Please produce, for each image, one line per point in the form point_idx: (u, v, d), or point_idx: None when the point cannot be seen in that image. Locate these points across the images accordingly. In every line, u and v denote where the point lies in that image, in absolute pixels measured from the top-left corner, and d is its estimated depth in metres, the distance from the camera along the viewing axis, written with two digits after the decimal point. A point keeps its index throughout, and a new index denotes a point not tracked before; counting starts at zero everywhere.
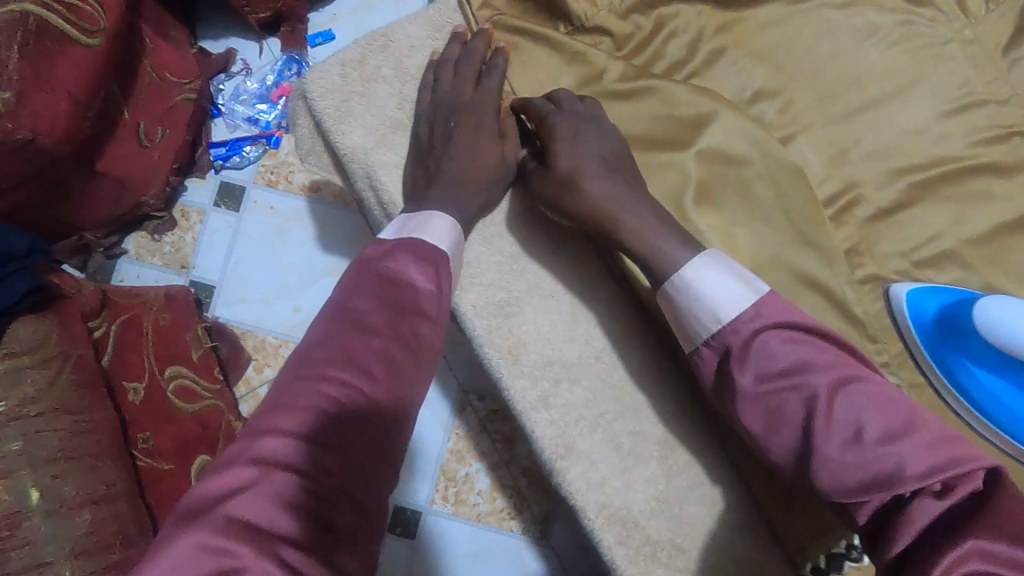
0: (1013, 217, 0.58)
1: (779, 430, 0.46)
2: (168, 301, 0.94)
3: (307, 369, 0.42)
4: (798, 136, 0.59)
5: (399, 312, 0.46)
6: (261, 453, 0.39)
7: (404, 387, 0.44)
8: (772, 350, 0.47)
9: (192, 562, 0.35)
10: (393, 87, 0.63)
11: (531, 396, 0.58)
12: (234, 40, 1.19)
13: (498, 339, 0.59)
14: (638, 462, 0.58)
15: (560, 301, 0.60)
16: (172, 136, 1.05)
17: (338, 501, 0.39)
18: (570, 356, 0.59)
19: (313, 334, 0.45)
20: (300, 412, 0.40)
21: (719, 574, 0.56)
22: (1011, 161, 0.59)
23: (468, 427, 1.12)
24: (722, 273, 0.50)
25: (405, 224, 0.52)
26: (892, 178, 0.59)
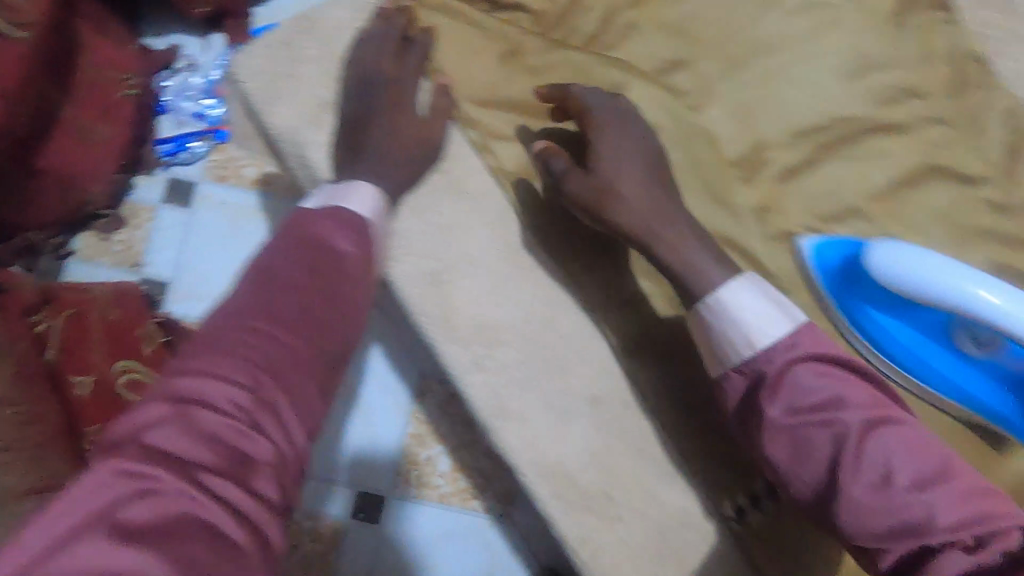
0: (910, 171, 0.62)
1: (805, 460, 0.48)
2: (117, 296, 0.92)
3: (229, 320, 0.44)
4: (708, 102, 0.63)
5: (319, 270, 0.48)
6: (180, 392, 0.40)
7: (325, 340, 0.46)
8: (804, 383, 0.49)
9: (109, 486, 0.36)
10: (320, 68, 0.64)
11: (465, 360, 0.61)
12: (177, 36, 1.18)
13: (431, 307, 0.61)
14: (569, 419, 0.61)
15: (490, 268, 0.62)
16: (115, 132, 1.04)
17: (257, 435, 0.40)
18: (501, 321, 0.62)
19: (236, 292, 0.46)
20: (220, 356, 0.42)
21: (648, 518, 0.60)
22: (909, 120, 0.63)
23: (428, 412, 1.09)
24: (758, 299, 0.52)
25: (331, 193, 0.54)
26: (798, 139, 0.62)
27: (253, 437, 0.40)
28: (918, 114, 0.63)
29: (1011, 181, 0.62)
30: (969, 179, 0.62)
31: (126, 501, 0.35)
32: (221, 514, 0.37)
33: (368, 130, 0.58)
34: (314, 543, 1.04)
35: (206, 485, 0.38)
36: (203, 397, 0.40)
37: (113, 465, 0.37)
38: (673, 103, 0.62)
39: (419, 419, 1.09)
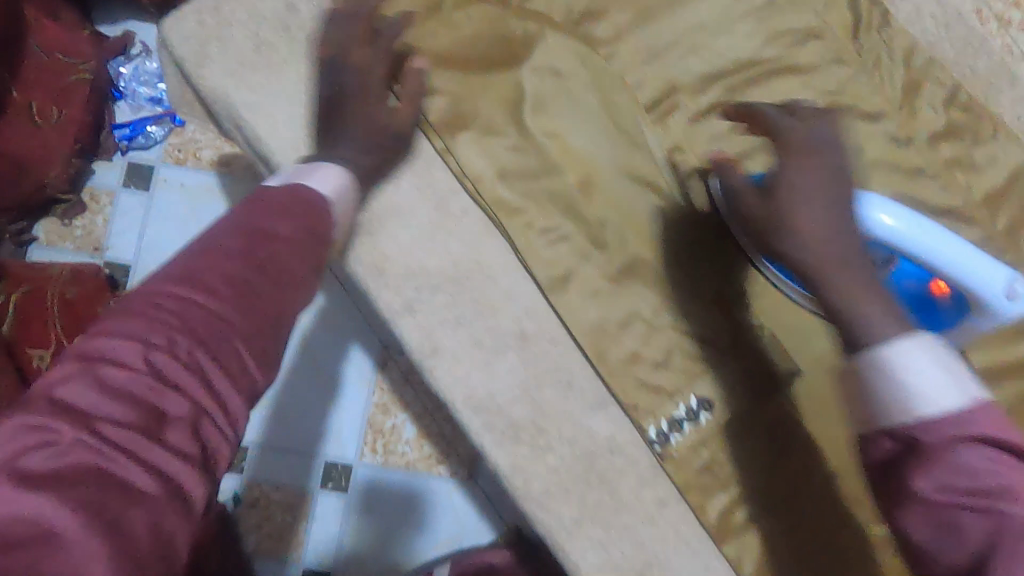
0: (815, 109, 0.66)
1: (948, 543, 0.42)
2: (74, 275, 0.95)
3: (153, 283, 0.43)
4: (622, 51, 0.66)
5: (260, 237, 0.46)
6: (94, 351, 0.39)
7: (259, 309, 0.44)
8: (967, 461, 0.41)
9: (10, 439, 0.35)
10: (249, 30, 0.66)
11: (397, 304, 0.63)
12: (131, 22, 1.20)
13: (362, 253, 0.63)
14: (499, 355, 0.63)
15: (419, 214, 0.64)
16: (71, 115, 1.06)
17: (174, 396, 0.39)
18: (431, 266, 0.64)
19: (173, 258, 0.45)
20: (137, 316, 0.40)
21: (577, 446, 0.63)
22: (812, 61, 0.66)
23: (391, 380, 1.16)
24: (930, 365, 0.44)
25: (294, 173, 0.55)
26: (707, 84, 0.66)
27: (168, 395, 0.39)
28: (821, 56, 0.66)
29: (909, 117, 0.66)
30: (870, 115, 0.65)
31: (25, 453, 0.35)
32: (130, 468, 0.37)
33: None
34: (286, 511, 1.12)
35: (111, 438, 0.37)
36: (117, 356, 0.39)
37: (18, 420, 0.36)
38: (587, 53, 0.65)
39: (383, 388, 1.17)
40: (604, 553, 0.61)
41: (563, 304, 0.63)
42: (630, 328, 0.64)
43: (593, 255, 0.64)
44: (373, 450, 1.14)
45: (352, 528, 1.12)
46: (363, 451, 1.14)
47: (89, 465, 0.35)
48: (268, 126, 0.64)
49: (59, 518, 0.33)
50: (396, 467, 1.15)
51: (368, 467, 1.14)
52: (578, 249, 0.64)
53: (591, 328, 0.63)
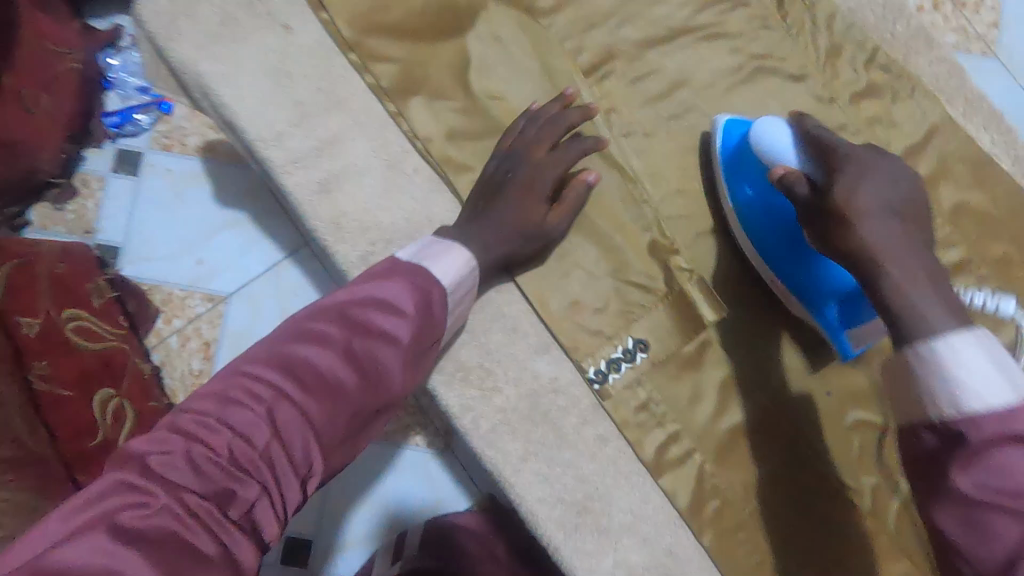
0: (739, 72, 0.71)
1: (979, 545, 0.45)
2: (63, 252, 1.02)
3: (248, 371, 0.54)
4: (562, 19, 0.71)
5: (347, 337, 0.57)
6: (188, 428, 0.50)
7: (334, 404, 0.55)
8: (1012, 462, 0.44)
9: (113, 493, 0.46)
10: (215, 5, 0.70)
11: (353, 257, 0.68)
12: (121, 17, 1.26)
13: (321, 212, 0.68)
14: None
15: (373, 175, 0.69)
16: (58, 103, 1.12)
17: (242, 478, 0.49)
18: (385, 222, 0.69)
19: (271, 344, 0.57)
20: (231, 407, 0.52)
21: (522, 387, 0.67)
22: (738, 28, 0.72)
23: None
24: (983, 359, 0.48)
25: (427, 249, 0.63)
26: (641, 50, 0.71)
27: (241, 478, 0.49)
28: (745, 23, 0.72)
29: (830, 78, 0.71)
30: (796, 77, 0.71)
31: (122, 509, 0.45)
32: (199, 534, 0.46)
33: None
34: None
35: (188, 505, 0.47)
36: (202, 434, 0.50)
37: (119, 478, 0.47)
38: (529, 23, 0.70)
39: None
40: (546, 485, 0.66)
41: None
42: (571, 276, 0.68)
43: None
44: None
45: (331, 498, 1.17)
46: None
47: (168, 526, 0.45)
48: (230, 92, 0.69)
49: (133, 568, 0.43)
50: (373, 439, 1.19)
51: None
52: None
53: (533, 277, 0.68)
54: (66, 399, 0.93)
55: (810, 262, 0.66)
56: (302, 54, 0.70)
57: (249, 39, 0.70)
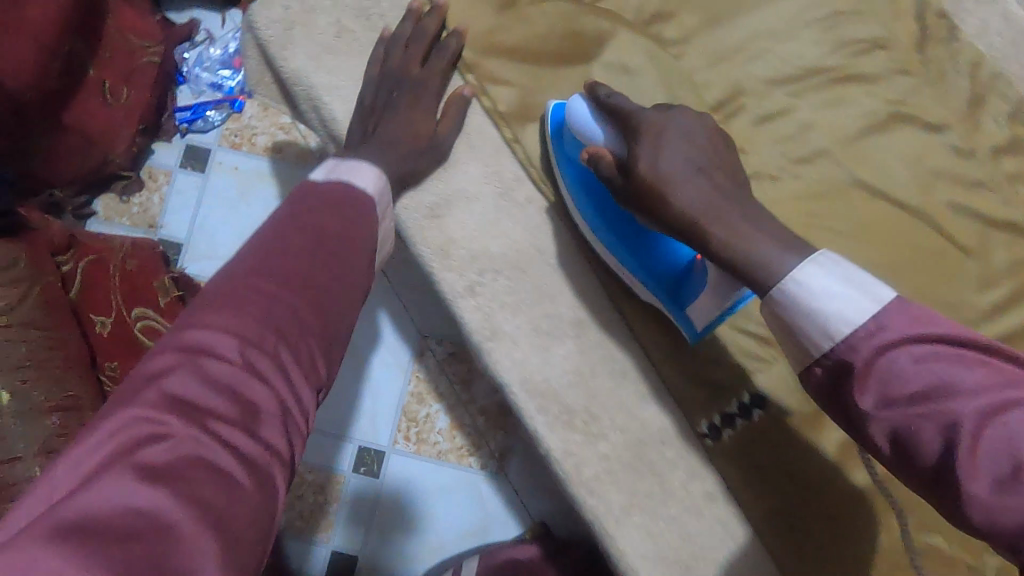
0: (875, 118, 0.67)
1: (915, 455, 0.41)
2: (134, 248, 0.98)
3: (232, 278, 0.49)
4: (689, 52, 0.68)
5: (320, 237, 0.53)
6: (193, 345, 0.45)
7: (330, 302, 0.52)
8: (902, 366, 0.41)
9: (129, 431, 0.40)
10: (332, 17, 0.69)
11: (459, 286, 0.67)
12: (197, 11, 1.24)
13: (429, 237, 0.67)
14: (555, 340, 0.65)
15: (483, 201, 0.67)
16: (138, 98, 1.10)
17: (262, 388, 0.45)
18: (494, 251, 0.67)
19: (243, 251, 0.52)
20: (222, 313, 0.46)
21: (628, 437, 0.64)
22: (876, 70, 0.67)
23: (427, 370, 1.18)
24: (831, 281, 0.46)
25: (336, 168, 0.60)
26: (771, 88, 0.67)
27: (250, 383, 0.44)
28: (885, 66, 0.67)
29: (970, 129, 0.67)
30: (934, 127, 0.67)
31: (144, 444, 0.39)
32: (230, 459, 0.41)
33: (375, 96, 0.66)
34: (318, 495, 1.14)
35: (220, 431, 0.42)
36: (210, 348, 0.44)
37: (134, 412, 0.41)
38: (657, 51, 0.67)
39: (419, 377, 1.18)
40: (649, 540, 0.63)
41: (620, 297, 0.66)
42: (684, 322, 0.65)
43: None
44: (406, 438, 1.16)
45: (382, 511, 1.15)
46: (396, 438, 1.16)
47: (203, 454, 0.40)
48: (344, 108, 0.67)
49: (167, 509, 0.37)
50: (427, 457, 1.16)
51: (400, 454, 1.16)
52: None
53: (646, 320, 0.66)
54: None
55: (643, 243, 0.63)
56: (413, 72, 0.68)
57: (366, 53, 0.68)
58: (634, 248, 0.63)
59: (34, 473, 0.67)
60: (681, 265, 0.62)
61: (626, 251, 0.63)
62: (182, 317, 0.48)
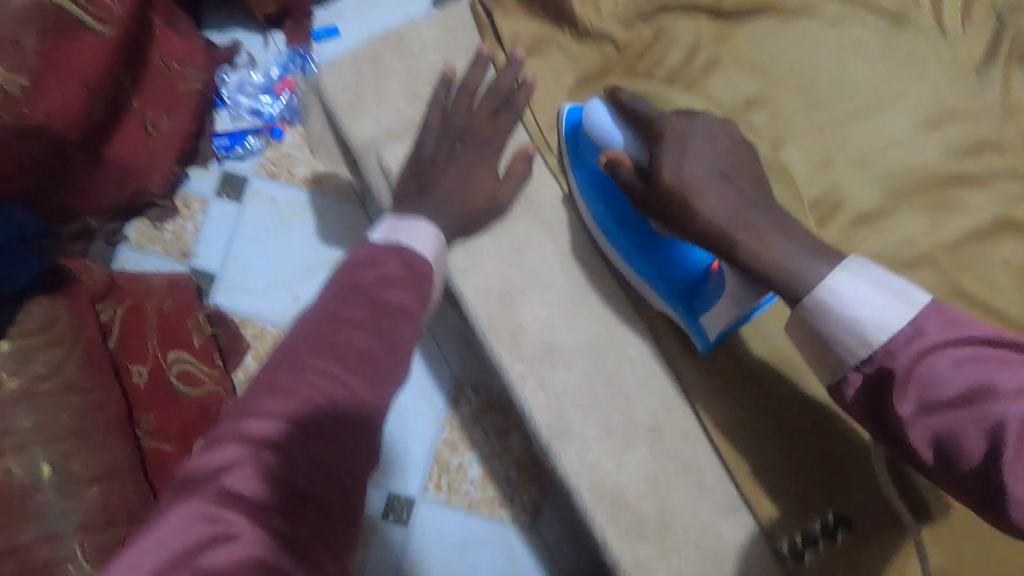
0: (982, 224, 0.62)
1: (956, 454, 0.43)
2: (171, 287, 0.95)
3: (290, 357, 0.49)
4: (787, 144, 0.64)
5: (378, 309, 0.53)
6: (253, 434, 0.45)
7: (385, 379, 0.51)
8: (942, 371, 0.43)
9: (192, 530, 0.40)
10: (405, 83, 0.67)
11: (528, 377, 0.63)
12: (240, 32, 1.19)
13: (499, 323, 0.64)
14: (629, 444, 0.63)
15: (557, 291, 0.66)
16: (175, 125, 1.05)
17: (318, 477, 0.45)
18: (567, 344, 0.65)
19: (301, 323, 0.52)
20: (287, 402, 0.46)
21: (703, 552, 0.61)
22: (984, 171, 0.63)
23: (462, 418, 1.14)
24: (865, 288, 0.47)
25: (394, 229, 0.59)
26: (872, 186, 0.63)
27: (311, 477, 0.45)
28: (998, 167, 0.62)
29: None
30: None
31: (206, 545, 0.40)
32: (287, 557, 0.41)
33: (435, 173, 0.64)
34: None
35: (277, 527, 0.42)
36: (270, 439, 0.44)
37: (196, 509, 0.41)
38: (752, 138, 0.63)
39: (453, 424, 1.14)
40: None
41: (704, 404, 0.64)
42: (764, 433, 0.63)
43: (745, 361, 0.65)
44: (437, 486, 1.12)
45: (408, 562, 1.10)
46: (426, 486, 1.12)
47: (262, 555, 0.40)
48: (413, 185, 0.64)
49: None
50: (457, 507, 1.12)
51: (429, 503, 1.12)
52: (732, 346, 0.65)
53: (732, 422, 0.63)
54: (168, 455, 0.86)
55: (656, 247, 0.63)
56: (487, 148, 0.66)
57: (442, 125, 0.65)
58: (648, 251, 0.63)
59: (73, 551, 0.64)
60: (698, 271, 0.62)
61: (640, 257, 0.64)
62: (240, 397, 0.48)
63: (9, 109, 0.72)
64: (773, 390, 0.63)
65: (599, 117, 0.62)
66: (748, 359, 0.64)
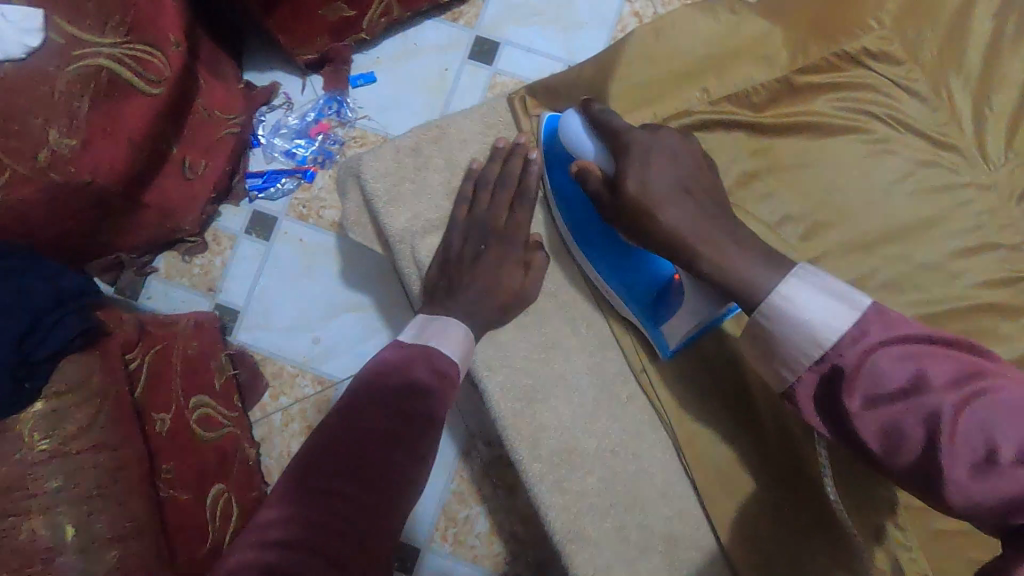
0: (1017, 354, 0.65)
1: (898, 445, 0.47)
2: (197, 329, 1.00)
3: (313, 479, 0.51)
4: (820, 260, 0.69)
5: (400, 421, 0.56)
6: (274, 564, 0.45)
7: (403, 494, 0.53)
8: (884, 367, 0.47)
9: None
10: (442, 173, 0.77)
11: (547, 478, 0.70)
12: (279, 73, 1.20)
13: (522, 423, 0.71)
14: (641, 552, 0.69)
15: (579, 395, 0.73)
16: (213, 168, 1.08)
17: None
18: (585, 448, 0.72)
19: (320, 439, 0.54)
20: (313, 531, 0.48)
21: None
22: (1017, 303, 0.66)
23: (472, 471, 1.11)
24: (815, 293, 0.52)
25: (425, 327, 0.66)
26: (899, 308, 0.67)
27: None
28: None
29: None
30: None
31: None
32: None
33: (469, 268, 0.70)
34: None
35: None
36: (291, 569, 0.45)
37: None
38: (790, 254, 0.68)
39: (463, 476, 1.11)
40: None
41: (717, 517, 0.70)
42: (775, 548, 0.68)
43: (755, 471, 0.70)
44: (444, 538, 1.09)
45: None
46: (433, 536, 1.09)
47: None
48: (444, 283, 0.70)
49: None
50: (462, 559, 1.09)
51: (436, 553, 1.09)
52: (743, 456, 0.70)
53: (737, 534, 0.69)
54: (186, 503, 0.85)
55: (625, 257, 0.70)
56: (515, 240, 0.72)
57: (469, 220, 0.73)
58: (615, 262, 0.71)
59: None
60: (661, 282, 0.69)
61: (611, 267, 0.72)
62: (260, 526, 0.49)
63: (58, 169, 0.75)
64: (778, 500, 0.69)
65: (571, 128, 0.69)
66: (758, 466, 0.70)
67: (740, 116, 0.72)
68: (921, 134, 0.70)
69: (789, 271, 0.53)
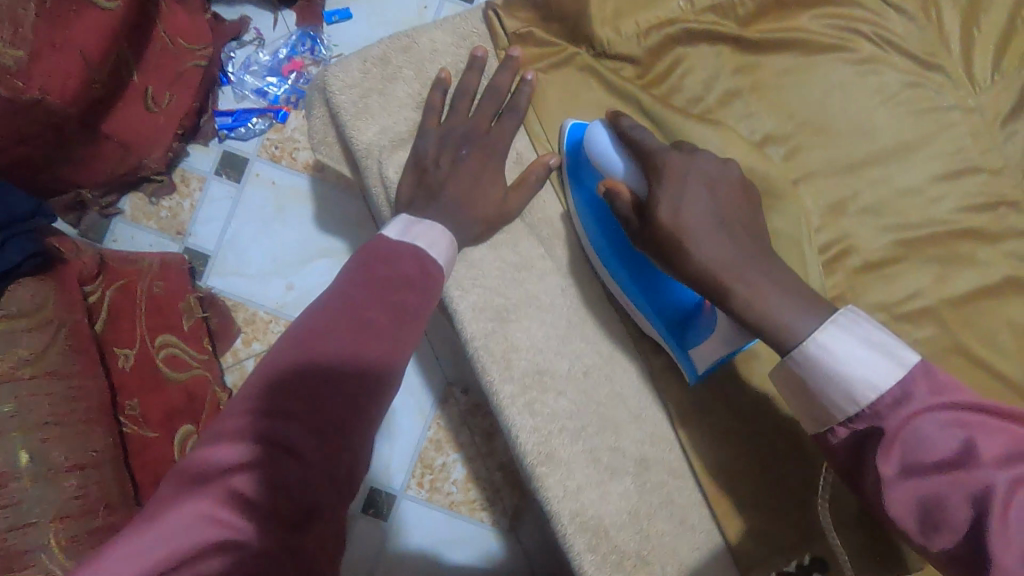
0: (993, 281, 0.65)
1: (935, 518, 0.46)
2: (161, 269, 0.94)
3: (301, 357, 0.49)
4: (801, 182, 0.67)
5: (391, 311, 0.54)
6: (263, 436, 0.45)
7: (389, 384, 0.52)
8: (927, 435, 0.46)
9: (198, 530, 0.40)
10: (411, 87, 0.74)
11: (519, 399, 0.69)
12: (249, 7, 1.14)
13: (494, 342, 0.70)
14: (614, 476, 0.69)
15: (552, 316, 0.72)
16: (179, 102, 1.02)
17: (320, 481, 0.45)
18: (559, 367, 0.71)
19: (309, 321, 0.52)
20: (299, 403, 0.47)
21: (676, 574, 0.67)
22: (998, 229, 0.66)
23: (449, 419, 1.10)
24: (859, 347, 0.49)
25: (410, 227, 0.62)
26: (880, 234, 0.66)
27: (319, 479, 0.45)
28: (1007, 226, 0.66)
29: None
30: None
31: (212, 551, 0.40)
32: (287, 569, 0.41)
33: (439, 186, 0.67)
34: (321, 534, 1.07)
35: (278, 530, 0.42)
36: (278, 444, 0.45)
37: (206, 512, 0.41)
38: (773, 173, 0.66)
39: (439, 425, 1.10)
40: None
41: (689, 440, 0.69)
42: (745, 472, 0.69)
43: (730, 396, 0.70)
44: (420, 485, 1.08)
45: (387, 557, 1.07)
46: (409, 483, 1.08)
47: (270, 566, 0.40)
48: (422, 194, 0.68)
49: None
50: (438, 506, 1.08)
51: (411, 500, 1.08)
52: (718, 382, 0.70)
53: (707, 457, 0.69)
54: (153, 441, 0.84)
55: (652, 283, 0.68)
56: (492, 157, 0.70)
57: (442, 132, 0.70)
58: (642, 283, 0.68)
59: (48, 539, 0.62)
60: (690, 305, 0.67)
61: (626, 273, 0.69)
62: (247, 393, 0.48)
63: (4, 82, 0.70)
64: (750, 420, 0.69)
65: (598, 142, 0.65)
66: (733, 390, 0.70)
67: (726, 30, 0.69)
68: (909, 56, 0.69)
69: (830, 320, 0.51)
